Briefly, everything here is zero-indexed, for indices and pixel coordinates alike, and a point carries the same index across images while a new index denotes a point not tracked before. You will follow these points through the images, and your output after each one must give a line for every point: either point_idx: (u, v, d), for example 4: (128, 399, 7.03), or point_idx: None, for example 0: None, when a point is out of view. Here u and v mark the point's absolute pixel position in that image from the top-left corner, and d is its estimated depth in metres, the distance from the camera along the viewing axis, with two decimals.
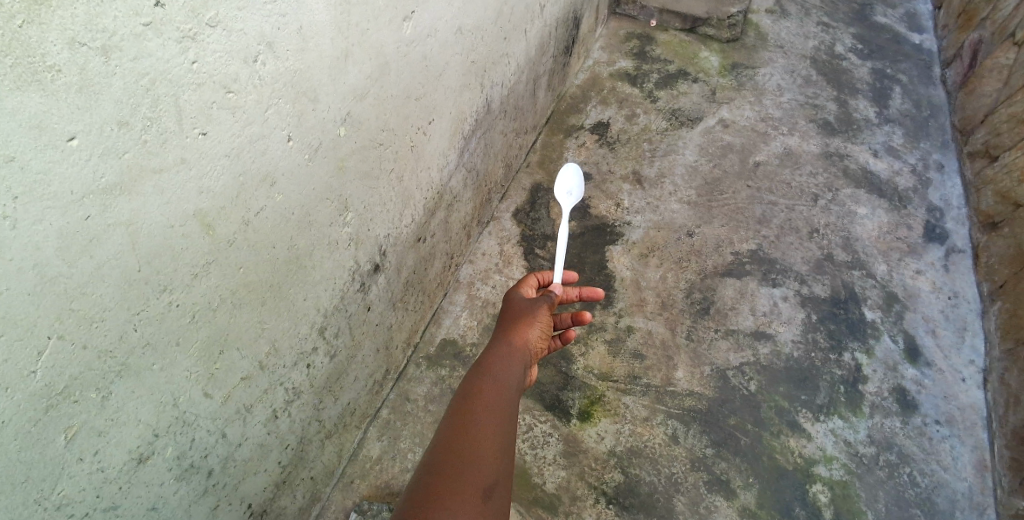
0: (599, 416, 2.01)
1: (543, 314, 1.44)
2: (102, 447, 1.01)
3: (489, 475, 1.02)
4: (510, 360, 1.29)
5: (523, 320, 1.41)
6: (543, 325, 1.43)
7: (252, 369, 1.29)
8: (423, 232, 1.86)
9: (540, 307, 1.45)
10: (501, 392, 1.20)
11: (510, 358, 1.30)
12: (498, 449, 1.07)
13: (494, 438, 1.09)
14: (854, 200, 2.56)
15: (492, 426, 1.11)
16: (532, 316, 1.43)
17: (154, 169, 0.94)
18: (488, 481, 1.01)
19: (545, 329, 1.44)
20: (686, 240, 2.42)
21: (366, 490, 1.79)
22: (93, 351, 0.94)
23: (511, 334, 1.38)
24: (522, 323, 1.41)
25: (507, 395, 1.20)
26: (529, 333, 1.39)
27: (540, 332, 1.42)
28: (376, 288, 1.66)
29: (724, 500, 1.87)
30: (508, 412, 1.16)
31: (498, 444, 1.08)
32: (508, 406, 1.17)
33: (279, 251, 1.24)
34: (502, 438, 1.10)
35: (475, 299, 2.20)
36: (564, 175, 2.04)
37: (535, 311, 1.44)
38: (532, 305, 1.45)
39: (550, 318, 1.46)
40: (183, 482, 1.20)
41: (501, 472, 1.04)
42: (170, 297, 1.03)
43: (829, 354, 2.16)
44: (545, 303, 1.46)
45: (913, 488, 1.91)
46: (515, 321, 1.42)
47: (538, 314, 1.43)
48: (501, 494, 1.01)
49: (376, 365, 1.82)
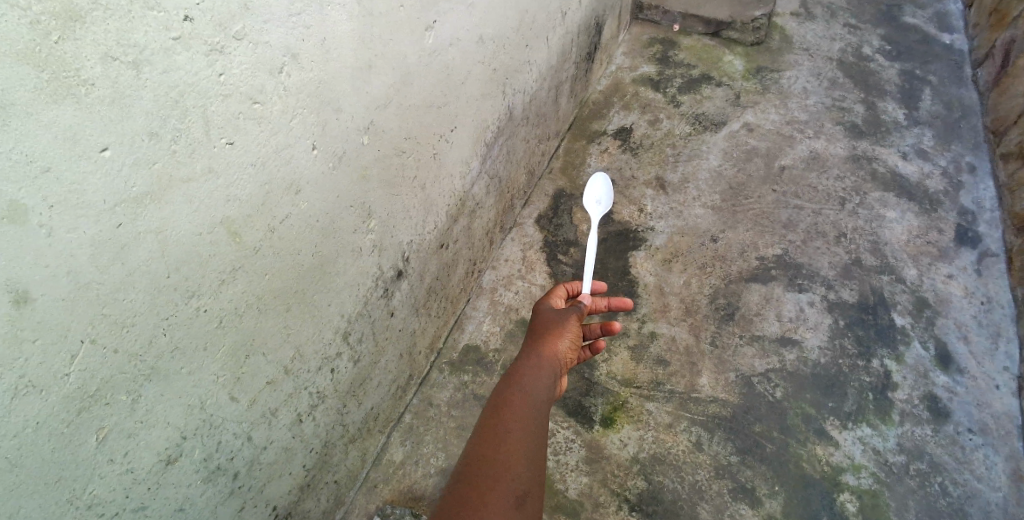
0: (622, 422, 2.00)
1: (572, 324, 1.45)
2: (133, 448, 1.03)
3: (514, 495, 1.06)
4: (538, 372, 1.30)
5: (552, 331, 1.42)
6: (572, 335, 1.44)
7: (278, 374, 1.31)
8: (445, 238, 1.87)
9: (569, 317, 1.45)
10: (529, 406, 1.22)
11: (538, 370, 1.31)
12: (524, 468, 1.10)
13: (521, 456, 1.12)
14: (883, 203, 2.51)
15: (520, 442, 1.14)
16: (561, 326, 1.43)
17: (183, 179, 0.97)
18: (513, 501, 1.05)
19: (575, 339, 1.44)
20: (710, 245, 2.40)
21: (389, 494, 1.81)
22: (124, 355, 0.96)
23: (540, 345, 1.39)
24: (551, 333, 1.42)
25: (535, 409, 1.22)
26: (558, 343, 1.40)
27: (569, 343, 1.42)
28: (399, 294, 1.68)
29: (749, 509, 1.85)
30: (536, 427, 1.18)
31: (525, 462, 1.11)
32: (536, 421, 1.20)
33: (304, 257, 1.26)
34: (528, 454, 1.13)
35: (498, 305, 2.21)
36: (594, 185, 2.06)
37: (564, 321, 1.44)
38: (562, 315, 1.46)
39: (579, 328, 1.46)
40: (209, 484, 1.22)
41: (527, 492, 1.07)
42: (198, 303, 1.06)
43: (858, 361, 2.12)
44: (574, 313, 1.47)
45: (944, 498, 1.87)
46: (544, 331, 1.43)
47: (567, 324, 1.43)
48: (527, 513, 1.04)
49: (399, 370, 1.84)
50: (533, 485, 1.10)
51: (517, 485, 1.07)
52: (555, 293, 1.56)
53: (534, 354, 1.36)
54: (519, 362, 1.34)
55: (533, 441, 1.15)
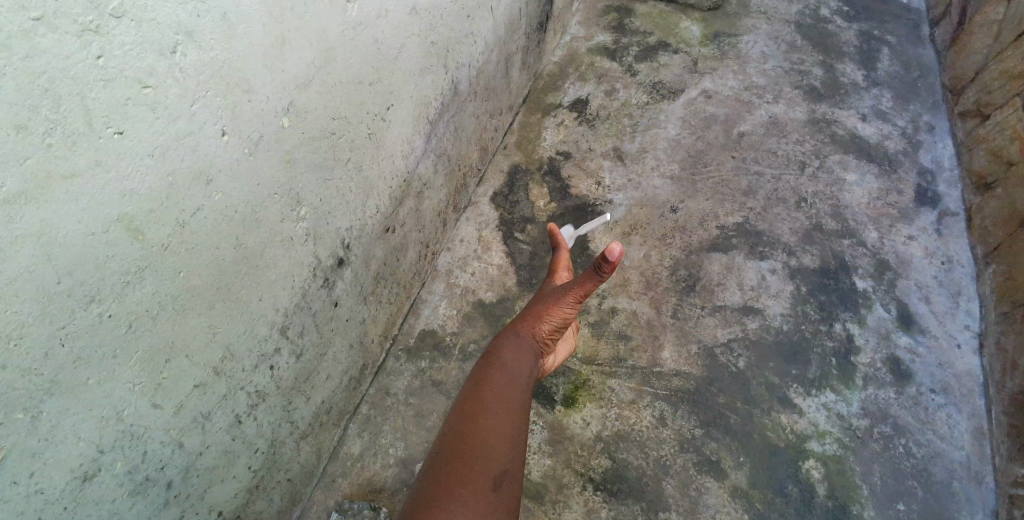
0: (584, 401, 1.96)
1: (564, 306, 1.56)
2: (39, 468, 0.99)
3: (494, 473, 1.23)
4: (517, 365, 1.48)
5: (536, 319, 1.58)
6: (558, 320, 1.58)
7: (207, 375, 1.25)
8: (392, 221, 1.80)
9: (563, 300, 1.56)
10: (506, 397, 1.40)
11: (518, 361, 1.50)
12: (502, 452, 1.27)
13: (500, 439, 1.29)
14: (843, 166, 2.49)
15: (500, 427, 1.32)
16: (547, 313, 1.58)
17: (64, 175, 0.90)
18: (492, 480, 1.21)
19: (559, 324, 1.59)
20: (670, 216, 2.36)
21: (348, 488, 1.76)
22: (15, 370, 0.91)
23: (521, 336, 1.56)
24: (535, 321, 1.57)
25: (511, 399, 1.41)
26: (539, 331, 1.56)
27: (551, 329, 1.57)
28: (342, 282, 1.61)
29: (714, 482, 1.84)
30: (513, 414, 1.37)
31: (503, 447, 1.29)
32: (512, 409, 1.38)
33: (224, 252, 1.19)
34: (505, 438, 1.30)
35: (455, 287, 2.16)
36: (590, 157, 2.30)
37: (554, 307, 1.57)
38: (549, 302, 1.60)
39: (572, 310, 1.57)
40: (138, 496, 1.17)
41: (505, 472, 1.24)
42: (101, 308, 1.00)
43: (820, 326, 2.11)
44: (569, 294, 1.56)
45: (908, 460, 1.88)
46: (530, 319, 1.58)
47: (553, 312, 1.57)
48: (505, 489, 1.22)
49: (350, 361, 1.77)
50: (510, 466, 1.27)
51: (496, 464, 1.24)
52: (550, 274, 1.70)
53: (516, 344, 1.54)
54: (501, 351, 1.52)
55: (510, 427, 1.32)
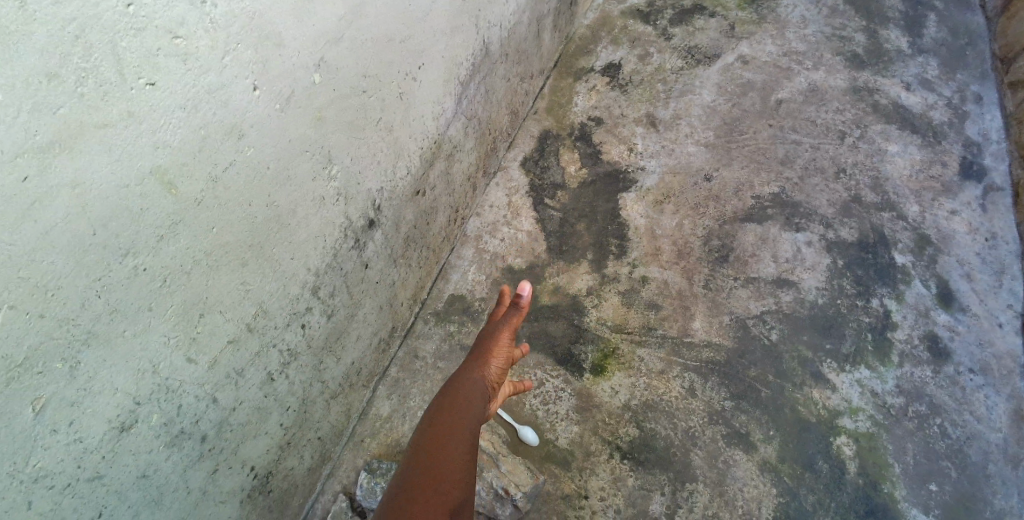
0: (613, 369, 1.94)
1: (503, 341, 1.52)
2: (78, 418, 1.00)
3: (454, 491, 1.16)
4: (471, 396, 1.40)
5: (480, 357, 1.49)
6: (501, 358, 1.51)
7: (240, 332, 1.25)
8: (422, 184, 1.77)
9: (500, 334, 1.51)
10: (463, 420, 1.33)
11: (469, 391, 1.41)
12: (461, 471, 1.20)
13: (460, 459, 1.23)
14: (885, 137, 2.40)
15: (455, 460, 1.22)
16: (491, 351, 1.50)
17: (97, 125, 0.90)
18: (453, 498, 1.15)
19: (505, 362, 1.52)
20: (704, 185, 2.30)
21: (376, 449, 1.76)
22: (52, 320, 0.92)
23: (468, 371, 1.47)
24: (480, 359, 1.49)
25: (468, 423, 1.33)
26: (486, 370, 1.47)
27: (498, 369, 1.50)
28: (372, 244, 1.59)
29: (743, 454, 1.81)
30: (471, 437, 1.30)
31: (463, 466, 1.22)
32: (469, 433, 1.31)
33: (256, 209, 1.18)
34: (463, 459, 1.24)
35: (484, 253, 2.15)
36: None
37: (495, 343, 1.51)
38: (493, 339, 1.51)
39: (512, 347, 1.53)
40: (173, 449, 1.18)
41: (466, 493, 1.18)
42: (136, 261, 1.00)
43: (857, 300, 2.05)
44: (507, 329, 1.52)
45: (943, 440, 1.84)
46: (475, 358, 1.49)
47: (495, 348, 1.50)
48: (466, 510, 1.15)
49: (379, 324, 1.76)
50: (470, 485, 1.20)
51: (454, 488, 1.16)
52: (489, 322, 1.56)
53: (465, 379, 1.44)
54: (450, 389, 1.42)
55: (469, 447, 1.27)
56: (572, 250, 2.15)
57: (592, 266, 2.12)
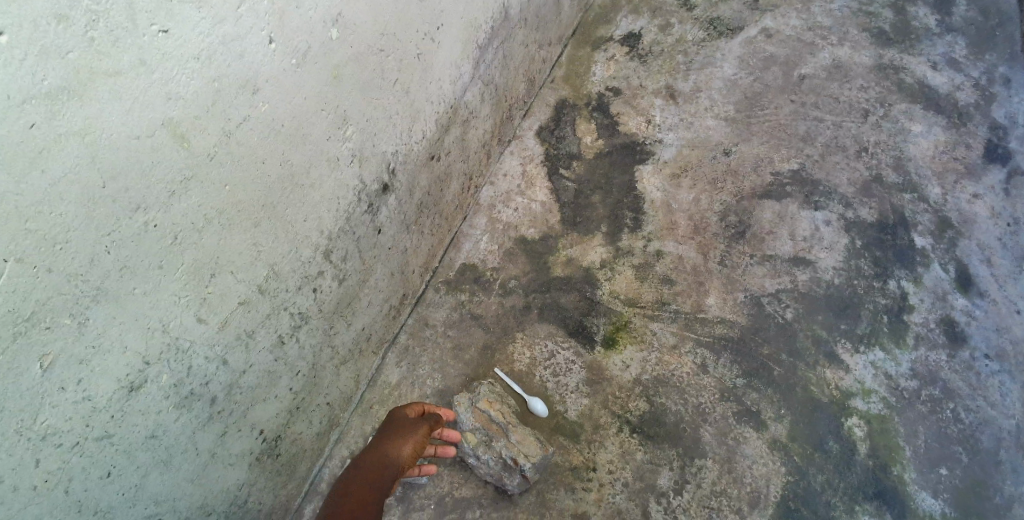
0: (625, 343, 1.92)
1: (418, 433, 1.49)
2: (87, 376, 0.99)
3: None
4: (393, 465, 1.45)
5: (394, 438, 1.47)
6: (415, 444, 1.47)
7: (252, 294, 1.23)
8: (437, 149, 1.74)
9: (416, 426, 1.50)
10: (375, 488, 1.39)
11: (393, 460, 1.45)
12: None
13: None
14: (909, 116, 2.33)
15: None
16: (405, 435, 1.48)
17: (108, 72, 0.88)
18: None
19: (418, 448, 1.47)
20: (722, 159, 2.25)
21: (384, 417, 1.76)
22: (59, 275, 0.90)
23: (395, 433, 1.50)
24: (393, 440, 1.47)
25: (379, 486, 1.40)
26: (397, 452, 1.45)
27: (410, 450, 1.46)
28: (386, 209, 1.56)
29: (754, 432, 1.80)
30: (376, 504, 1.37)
31: None
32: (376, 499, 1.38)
33: (270, 167, 1.16)
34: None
35: (497, 223, 2.12)
36: None
37: (410, 429, 1.49)
38: (409, 425, 1.50)
39: (426, 439, 1.49)
40: (183, 410, 1.17)
41: None
42: (146, 217, 0.98)
43: (874, 282, 2.02)
44: (424, 424, 1.52)
45: (955, 424, 1.82)
46: (386, 439, 1.47)
47: (410, 434, 1.48)
48: None
49: (391, 290, 1.75)
50: None
51: None
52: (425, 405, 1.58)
53: (371, 460, 1.43)
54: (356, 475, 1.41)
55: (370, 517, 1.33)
56: (586, 222, 2.11)
57: (606, 239, 2.08)
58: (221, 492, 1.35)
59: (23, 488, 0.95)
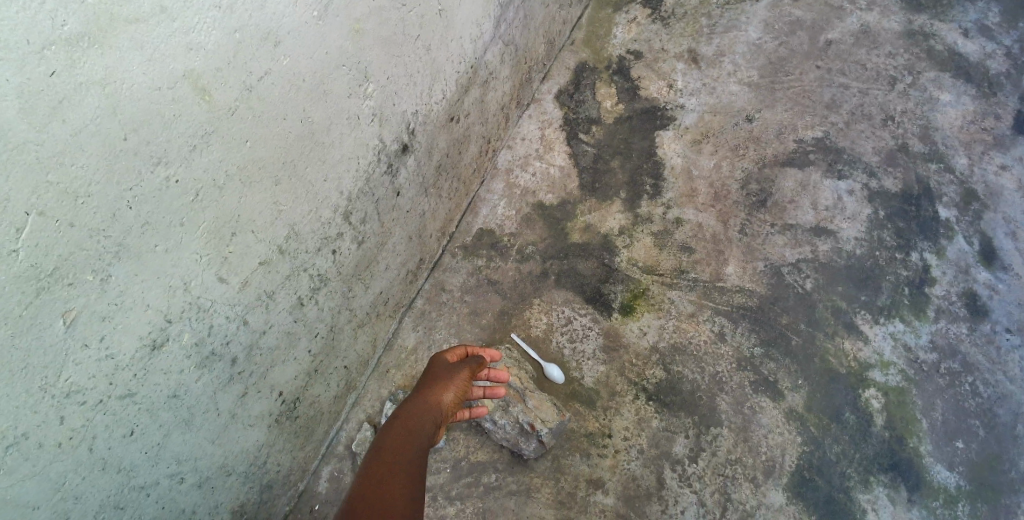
0: (642, 310, 1.90)
1: (459, 379, 1.49)
2: (109, 334, 0.99)
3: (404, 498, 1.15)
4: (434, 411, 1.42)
5: (436, 384, 1.46)
6: (457, 389, 1.48)
7: (271, 254, 1.23)
8: (456, 110, 1.70)
9: (457, 372, 1.50)
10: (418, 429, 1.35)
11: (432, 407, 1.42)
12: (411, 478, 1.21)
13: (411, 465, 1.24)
14: (938, 85, 2.25)
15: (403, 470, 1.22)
16: (446, 380, 1.48)
17: (129, 20, 0.87)
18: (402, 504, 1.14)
19: (460, 393, 1.48)
20: (745, 126, 2.19)
21: (401, 380, 1.77)
22: (81, 231, 0.90)
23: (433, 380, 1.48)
24: (436, 387, 1.46)
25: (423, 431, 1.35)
26: (441, 396, 1.44)
27: (452, 397, 1.46)
28: (405, 171, 1.54)
29: (770, 402, 1.79)
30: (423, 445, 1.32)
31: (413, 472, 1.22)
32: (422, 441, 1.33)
33: (291, 124, 1.15)
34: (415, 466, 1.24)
35: (514, 188, 2.09)
36: None
37: (452, 375, 1.49)
38: (450, 370, 1.50)
39: (468, 383, 1.50)
40: (204, 370, 1.18)
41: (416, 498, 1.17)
42: (166, 172, 0.98)
43: (896, 253, 1.98)
44: (464, 369, 1.51)
45: (973, 398, 1.80)
46: (429, 384, 1.47)
47: (453, 379, 1.48)
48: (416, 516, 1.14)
49: (408, 254, 1.73)
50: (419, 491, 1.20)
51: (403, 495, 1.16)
52: (462, 350, 1.58)
53: (414, 404, 1.41)
54: (402, 414, 1.38)
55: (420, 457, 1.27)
56: (605, 188, 2.08)
57: (625, 205, 2.05)
58: (241, 453, 1.36)
59: (48, 445, 0.97)
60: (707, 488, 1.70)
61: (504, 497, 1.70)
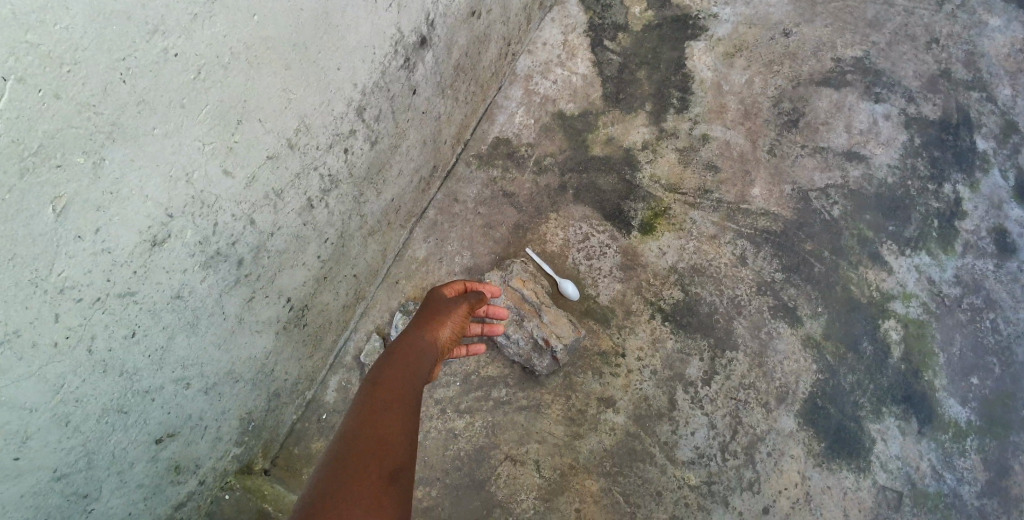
0: (662, 229, 1.82)
1: (458, 314, 1.38)
2: (106, 226, 0.92)
3: (391, 463, 1.07)
4: (427, 353, 1.30)
5: (432, 321, 1.35)
6: (455, 325, 1.37)
7: (280, 148, 1.14)
8: (478, 4, 1.56)
9: (456, 307, 1.38)
10: (408, 376, 1.23)
11: (425, 347, 1.31)
12: (400, 437, 1.11)
13: (401, 422, 1.14)
14: (988, 6, 2.04)
15: (399, 418, 1.14)
16: (443, 316, 1.36)
17: None
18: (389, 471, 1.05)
19: (458, 329, 1.37)
20: (781, 41, 2.02)
21: (411, 291, 1.72)
22: (69, 104, 0.82)
23: (429, 317, 1.36)
24: (432, 323, 1.34)
25: (413, 380, 1.24)
26: (438, 332, 1.34)
27: (449, 334, 1.35)
28: (422, 67, 1.42)
29: (788, 328, 1.74)
30: (413, 396, 1.21)
31: (402, 430, 1.12)
32: (413, 390, 1.22)
33: (305, 1, 1.05)
34: (405, 423, 1.14)
35: (533, 95, 1.96)
36: None
37: (450, 310, 1.37)
38: (449, 305, 1.38)
39: (466, 319, 1.39)
40: (209, 270, 1.11)
41: (405, 461, 1.08)
42: (164, 43, 0.88)
43: (928, 184, 1.87)
44: (463, 304, 1.39)
45: (993, 336, 1.75)
46: (425, 319, 1.36)
47: (450, 314, 1.36)
48: (404, 483, 1.06)
49: (422, 160, 1.63)
50: (409, 453, 1.11)
51: (390, 459, 1.07)
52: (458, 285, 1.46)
53: (407, 344, 1.30)
54: (392, 357, 1.27)
55: (409, 411, 1.17)
56: (629, 99, 1.95)
57: (650, 119, 1.93)
58: (249, 359, 1.32)
59: (43, 344, 0.91)
60: (718, 412, 1.68)
61: (514, 412, 1.68)
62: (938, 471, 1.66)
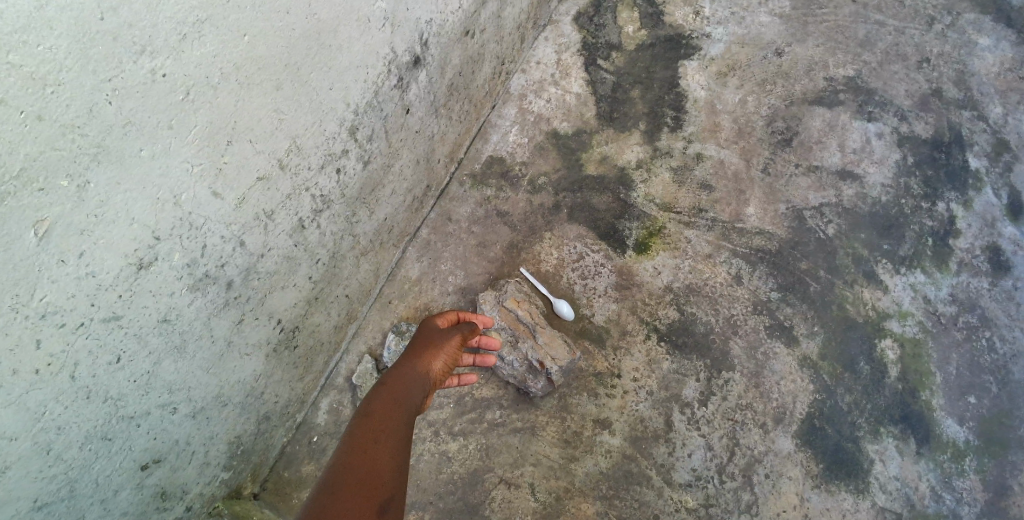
0: (657, 248, 1.81)
1: (452, 345, 1.35)
2: (89, 249, 0.90)
3: (381, 495, 1.04)
4: (418, 383, 1.28)
5: (425, 351, 1.32)
6: (448, 356, 1.34)
7: (271, 169, 1.12)
8: (472, 24, 1.56)
9: (449, 337, 1.36)
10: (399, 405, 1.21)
11: (417, 377, 1.28)
12: (391, 468, 1.09)
13: (391, 453, 1.12)
14: (977, 27, 2.06)
15: (388, 454, 1.11)
16: (437, 346, 1.34)
17: None
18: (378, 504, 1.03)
19: (450, 361, 1.35)
20: (774, 61, 2.03)
21: (404, 312, 1.70)
22: (53, 126, 0.81)
23: (422, 346, 1.34)
24: (424, 353, 1.32)
25: (405, 409, 1.22)
26: (430, 363, 1.31)
27: (441, 365, 1.33)
28: (415, 87, 1.41)
29: (784, 347, 1.73)
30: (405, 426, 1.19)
31: (392, 461, 1.11)
32: (404, 420, 1.19)
33: (297, 20, 1.04)
34: (396, 454, 1.12)
35: (527, 114, 1.96)
36: None
37: (443, 340, 1.35)
38: (442, 336, 1.36)
39: (459, 350, 1.36)
40: (197, 293, 1.09)
41: (395, 493, 1.06)
42: (152, 64, 0.87)
43: (922, 202, 1.87)
44: (456, 335, 1.37)
45: (989, 354, 1.74)
46: (418, 348, 1.33)
47: (444, 344, 1.34)
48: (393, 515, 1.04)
49: (415, 179, 1.62)
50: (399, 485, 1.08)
51: (380, 491, 1.05)
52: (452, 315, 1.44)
53: (399, 373, 1.27)
54: (384, 386, 1.25)
55: (401, 441, 1.15)
56: (623, 118, 1.95)
57: (644, 138, 1.93)
58: (238, 382, 1.30)
59: (24, 371, 0.89)
60: (715, 433, 1.66)
61: (508, 434, 1.65)
62: (937, 491, 1.64)
